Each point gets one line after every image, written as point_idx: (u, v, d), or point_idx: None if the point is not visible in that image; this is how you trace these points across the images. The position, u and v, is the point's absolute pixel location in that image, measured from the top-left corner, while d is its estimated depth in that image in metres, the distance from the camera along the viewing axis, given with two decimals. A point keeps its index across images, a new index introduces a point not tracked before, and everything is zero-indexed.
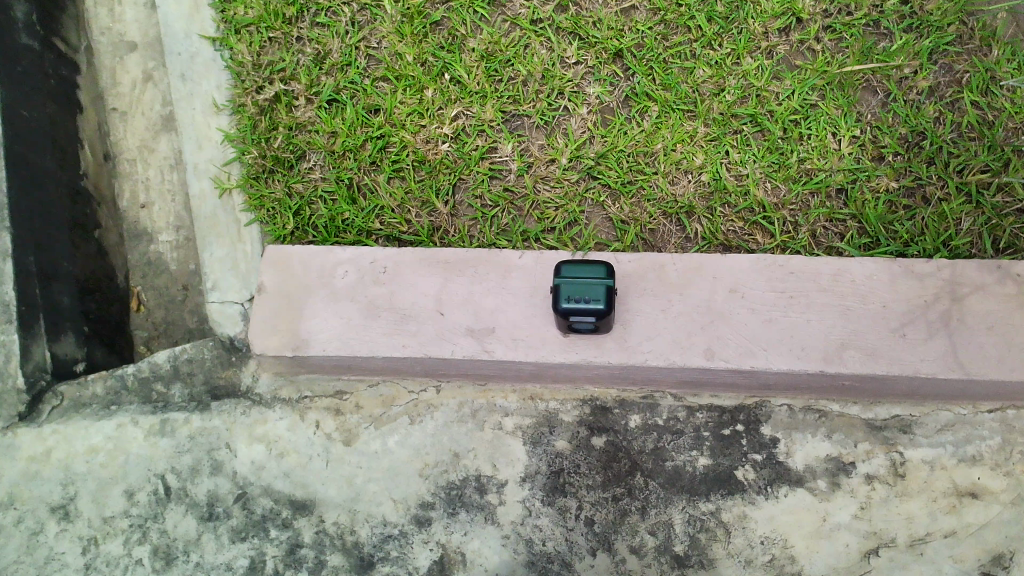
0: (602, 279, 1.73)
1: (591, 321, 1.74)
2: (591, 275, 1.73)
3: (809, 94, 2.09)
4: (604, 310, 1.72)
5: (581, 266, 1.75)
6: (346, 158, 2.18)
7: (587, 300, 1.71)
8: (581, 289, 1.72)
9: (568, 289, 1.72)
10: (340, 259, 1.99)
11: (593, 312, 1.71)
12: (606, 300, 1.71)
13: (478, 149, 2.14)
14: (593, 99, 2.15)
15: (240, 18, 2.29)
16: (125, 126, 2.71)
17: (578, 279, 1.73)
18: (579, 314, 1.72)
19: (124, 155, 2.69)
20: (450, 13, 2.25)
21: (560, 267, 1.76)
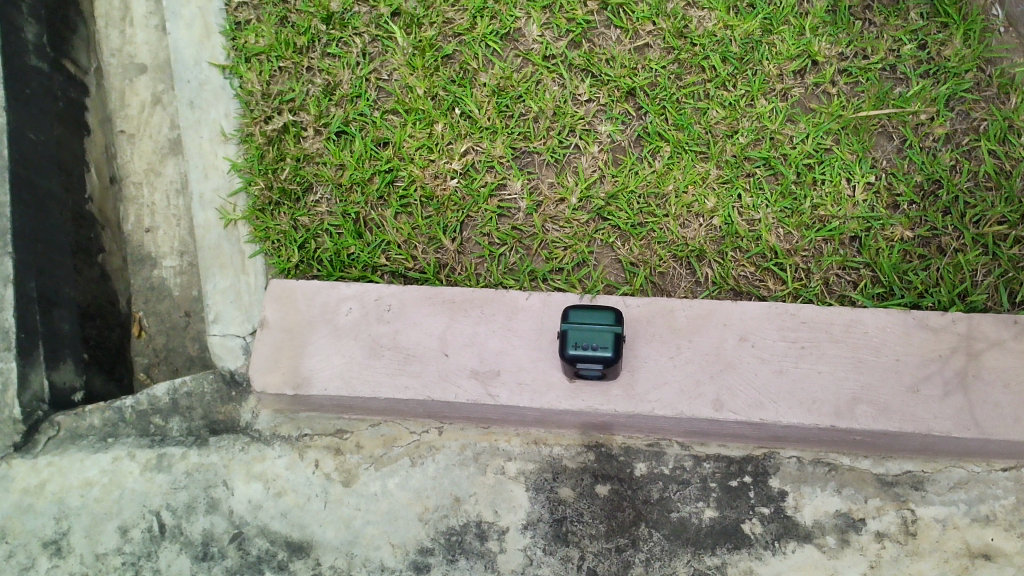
0: (612, 325, 1.71)
1: (599, 369, 1.71)
2: (602, 321, 1.71)
3: (823, 138, 2.06)
4: (614, 359, 1.69)
5: (591, 312, 1.72)
6: (353, 192, 2.15)
7: (597, 348, 1.69)
8: (591, 336, 1.69)
9: (576, 335, 1.70)
10: (345, 295, 1.97)
11: (602, 360, 1.69)
12: (616, 349, 1.69)
13: (487, 186, 2.10)
14: (604, 137, 2.12)
15: (251, 46, 2.28)
16: (132, 150, 2.70)
17: (587, 326, 1.70)
18: (587, 363, 1.70)
19: (130, 180, 2.67)
20: (461, 47, 2.23)
21: (568, 311, 1.73)
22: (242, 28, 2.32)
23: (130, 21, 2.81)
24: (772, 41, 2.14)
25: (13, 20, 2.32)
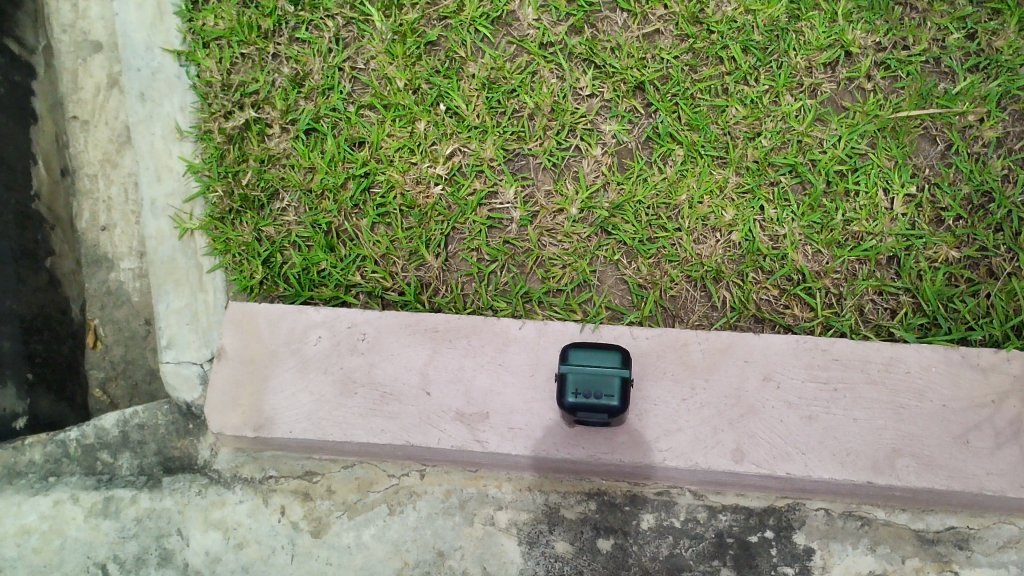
0: (620, 368, 1.48)
1: (604, 418, 1.48)
2: (608, 363, 1.48)
3: (858, 142, 1.81)
4: (621, 408, 1.46)
5: (595, 351, 1.49)
6: (324, 199, 1.89)
7: (601, 395, 1.46)
8: (594, 381, 1.47)
9: (577, 380, 1.47)
10: (314, 321, 1.73)
11: (607, 410, 1.46)
12: (624, 396, 1.46)
13: (476, 193, 1.86)
14: (609, 138, 1.87)
15: (210, 29, 2.00)
16: (84, 139, 2.43)
17: (590, 369, 1.47)
18: (590, 411, 1.47)
19: (86, 171, 2.42)
20: (447, 32, 1.96)
21: (568, 351, 1.50)
22: (200, 7, 2.03)
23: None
24: (800, 29, 1.87)
25: None
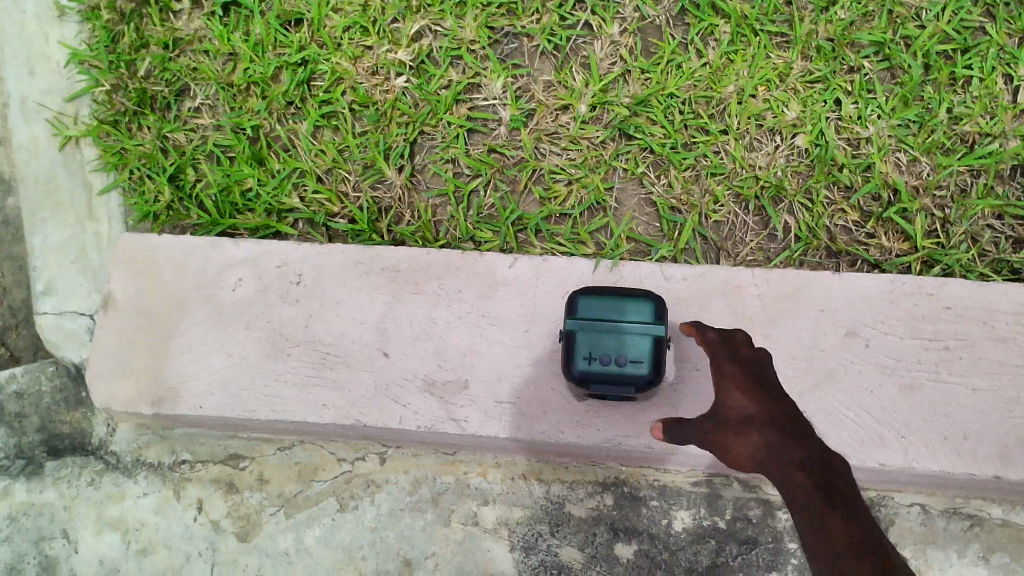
0: (650, 322, 1.03)
1: (629, 391, 1.05)
2: (633, 314, 1.04)
3: (970, 11, 1.33)
4: (653, 378, 1.03)
5: (614, 297, 1.05)
6: (250, 95, 1.42)
7: (624, 361, 1.02)
8: (613, 340, 1.03)
9: (589, 340, 1.03)
10: (233, 259, 1.28)
11: (633, 381, 1.03)
12: (657, 362, 1.03)
13: (451, 86, 1.38)
14: (630, 12, 1.38)
15: None
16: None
17: (607, 323, 1.03)
18: (608, 383, 1.04)
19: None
20: None
21: (576, 297, 1.06)
22: None
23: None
24: None
25: None
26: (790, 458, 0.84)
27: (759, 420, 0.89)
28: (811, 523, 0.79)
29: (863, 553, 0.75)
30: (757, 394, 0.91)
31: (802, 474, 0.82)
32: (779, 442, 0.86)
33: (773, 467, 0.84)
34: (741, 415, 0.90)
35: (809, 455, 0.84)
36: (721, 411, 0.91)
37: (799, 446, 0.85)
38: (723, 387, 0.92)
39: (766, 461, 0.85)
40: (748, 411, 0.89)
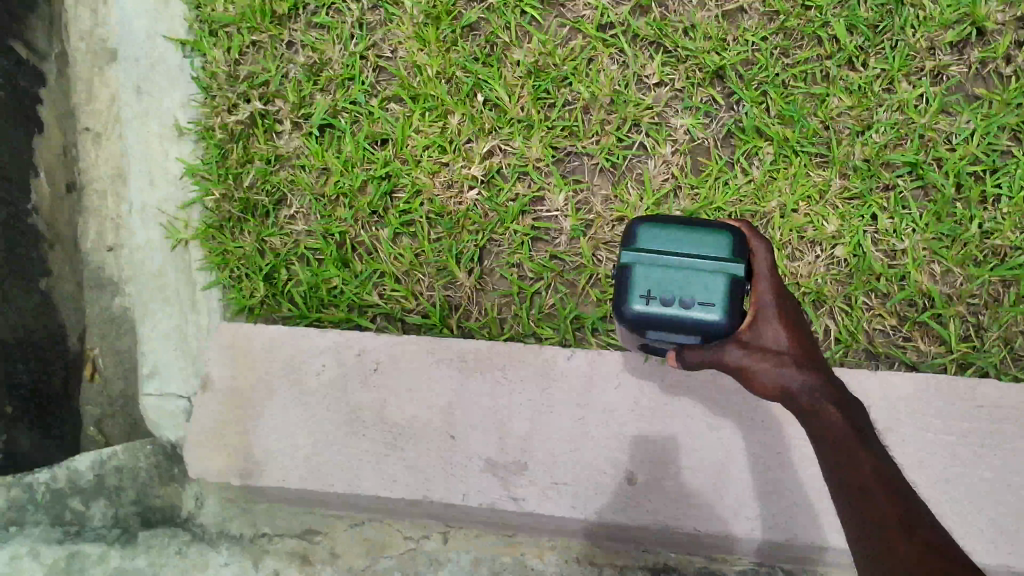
0: (724, 261, 1.01)
1: (692, 337, 1.02)
2: (694, 246, 1.03)
3: (996, 137, 1.46)
4: (718, 321, 1.00)
5: (676, 227, 1.04)
6: (338, 205, 1.60)
7: (692, 302, 1.00)
8: (674, 275, 1.01)
9: (645, 270, 1.02)
10: (319, 347, 1.41)
11: (694, 322, 1.00)
12: (723, 303, 0.99)
13: (517, 199, 1.54)
14: (681, 134, 1.54)
15: (216, 14, 1.71)
16: (92, 86, 1.74)
17: (666, 255, 1.02)
18: (666, 325, 1.02)
19: (84, 123, 1.73)
20: (488, 13, 1.64)
21: (652, 233, 1.04)
22: None
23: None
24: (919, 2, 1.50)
25: None
26: (816, 390, 1.00)
27: (792, 356, 1.02)
28: (846, 460, 0.97)
29: (893, 491, 0.94)
30: (792, 331, 1.04)
31: (833, 410, 0.99)
32: (809, 380, 1.01)
33: (801, 399, 1.00)
34: (777, 349, 1.02)
35: (829, 389, 1.01)
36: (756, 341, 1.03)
37: (821, 381, 1.01)
38: (762, 322, 1.03)
39: (790, 394, 1.01)
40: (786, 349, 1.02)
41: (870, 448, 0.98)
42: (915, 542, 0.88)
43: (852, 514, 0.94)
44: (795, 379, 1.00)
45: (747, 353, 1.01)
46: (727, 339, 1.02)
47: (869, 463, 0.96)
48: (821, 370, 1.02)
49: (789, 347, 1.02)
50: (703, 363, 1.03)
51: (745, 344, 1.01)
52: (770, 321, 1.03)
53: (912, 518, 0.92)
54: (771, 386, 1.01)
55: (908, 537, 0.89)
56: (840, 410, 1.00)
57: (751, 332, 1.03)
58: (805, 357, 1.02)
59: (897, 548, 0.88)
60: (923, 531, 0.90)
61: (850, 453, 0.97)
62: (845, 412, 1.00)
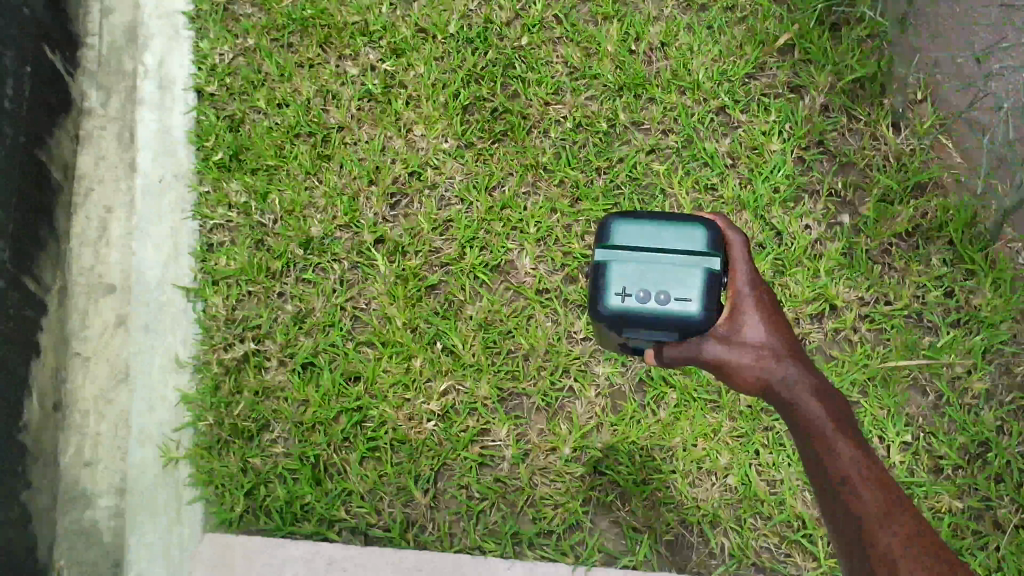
0: (698, 253, 1.27)
1: (670, 334, 1.30)
2: (669, 242, 1.28)
3: (849, 390, 1.84)
4: (694, 314, 1.26)
5: (650, 222, 1.29)
6: (315, 431, 1.90)
7: (668, 294, 1.26)
8: (651, 270, 1.27)
9: (623, 268, 1.27)
10: (292, 556, 1.77)
11: (672, 314, 1.26)
12: (699, 297, 1.25)
13: (468, 430, 1.86)
14: (602, 379, 1.89)
15: (220, 268, 2.06)
16: (85, 317, 2.05)
17: (642, 251, 1.28)
18: (642, 318, 1.27)
19: (75, 349, 2.01)
20: (448, 277, 2.03)
21: (630, 227, 1.29)
22: (215, 249, 2.11)
23: (85, 139, 2.21)
24: (785, 282, 1.94)
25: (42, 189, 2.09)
26: (796, 381, 1.33)
27: (773, 351, 1.34)
28: (826, 449, 1.30)
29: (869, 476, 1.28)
30: (771, 326, 1.36)
31: (814, 400, 1.32)
32: (789, 375, 1.33)
33: (782, 390, 1.34)
34: (762, 348, 1.34)
35: (809, 379, 1.34)
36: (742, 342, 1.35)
37: (801, 373, 1.34)
38: (742, 321, 1.35)
39: (771, 385, 1.34)
40: (765, 346, 1.34)
41: (845, 428, 1.32)
42: (882, 517, 1.25)
43: (831, 489, 1.29)
44: (779, 373, 1.33)
45: (728, 348, 1.33)
46: (711, 339, 1.33)
47: (845, 447, 1.29)
48: (796, 361, 1.35)
49: (768, 340, 1.35)
50: (693, 360, 1.34)
51: (725, 341, 1.34)
52: (749, 318, 1.36)
53: (882, 498, 1.26)
54: (758, 375, 1.34)
55: (881, 516, 1.25)
56: (817, 394, 1.33)
57: (734, 333, 1.35)
58: (782, 348, 1.35)
59: (873, 527, 1.24)
60: (890, 507, 1.26)
61: (830, 437, 1.30)
62: (821, 399, 1.33)
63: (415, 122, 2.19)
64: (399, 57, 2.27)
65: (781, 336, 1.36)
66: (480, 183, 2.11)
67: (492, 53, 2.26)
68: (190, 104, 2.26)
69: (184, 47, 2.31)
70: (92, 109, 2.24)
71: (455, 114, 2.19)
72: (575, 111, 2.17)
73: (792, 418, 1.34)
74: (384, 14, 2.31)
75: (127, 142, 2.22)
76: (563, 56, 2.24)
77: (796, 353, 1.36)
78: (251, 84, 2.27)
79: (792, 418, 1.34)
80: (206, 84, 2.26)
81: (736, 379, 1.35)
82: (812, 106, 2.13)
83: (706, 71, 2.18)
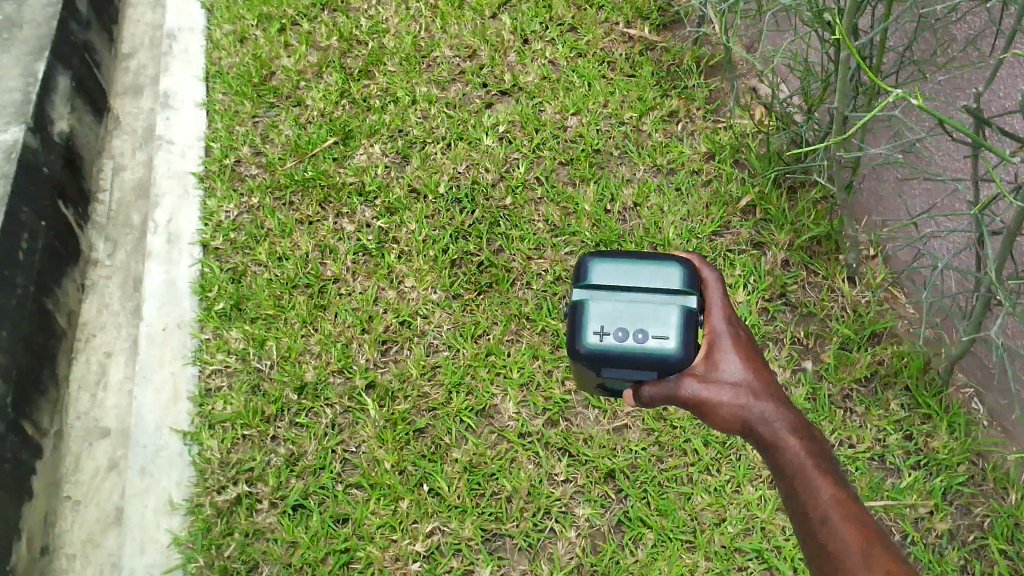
0: (675, 291, 1.36)
1: (648, 371, 1.36)
2: (647, 280, 1.38)
3: None
4: (672, 351, 1.33)
5: (629, 261, 1.39)
6: (302, 572, 1.95)
7: (647, 332, 1.33)
8: (629, 308, 1.34)
9: (602, 306, 1.35)
10: None
11: (651, 351, 1.33)
12: (677, 335, 1.33)
13: (452, 570, 1.92)
14: (582, 521, 1.98)
15: (217, 412, 2.15)
16: (79, 458, 2.20)
17: (620, 288, 1.37)
18: (620, 354, 1.34)
19: (66, 492, 2.15)
20: (435, 420, 2.13)
21: (607, 266, 1.39)
22: (212, 393, 2.20)
23: (91, 287, 2.50)
24: None
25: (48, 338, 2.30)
26: (772, 418, 1.39)
27: (749, 387, 1.42)
28: (804, 484, 1.36)
29: (846, 506, 1.33)
30: (745, 364, 1.45)
31: (791, 437, 1.38)
32: (767, 411, 1.40)
33: (759, 425, 1.39)
34: (739, 385, 1.42)
35: (785, 415, 1.40)
36: (718, 380, 1.43)
37: (777, 409, 1.40)
38: (718, 361, 1.45)
39: (750, 420, 1.40)
40: (741, 384, 1.42)
41: (820, 464, 1.38)
42: (859, 545, 1.29)
43: (810, 518, 1.34)
44: (756, 409, 1.40)
45: (703, 388, 1.39)
46: (690, 377, 1.41)
47: (820, 481, 1.36)
48: (772, 398, 1.42)
49: (744, 379, 1.43)
50: (673, 399, 1.40)
51: (704, 379, 1.41)
52: (725, 358, 1.45)
53: (859, 527, 1.31)
54: (735, 411, 1.40)
55: (857, 542, 1.30)
56: (793, 431, 1.39)
57: (711, 374, 1.43)
58: (756, 385, 1.42)
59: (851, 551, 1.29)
60: (865, 535, 1.31)
61: (807, 472, 1.37)
62: (797, 435, 1.39)
63: (406, 274, 2.35)
64: (393, 215, 2.46)
65: (757, 375, 1.44)
66: (466, 331, 2.24)
67: (478, 212, 2.46)
68: (196, 256, 2.41)
69: (192, 204, 2.51)
70: (99, 260, 2.54)
71: (444, 267, 2.35)
72: (555, 265, 2.35)
73: (772, 455, 1.40)
74: (378, 176, 2.54)
75: (130, 291, 2.49)
76: (544, 214, 2.44)
77: (772, 391, 1.43)
78: (254, 238, 2.44)
79: (771, 455, 1.40)
80: (211, 238, 2.43)
81: (716, 416, 1.41)
82: (774, 261, 2.31)
83: (675, 229, 2.37)
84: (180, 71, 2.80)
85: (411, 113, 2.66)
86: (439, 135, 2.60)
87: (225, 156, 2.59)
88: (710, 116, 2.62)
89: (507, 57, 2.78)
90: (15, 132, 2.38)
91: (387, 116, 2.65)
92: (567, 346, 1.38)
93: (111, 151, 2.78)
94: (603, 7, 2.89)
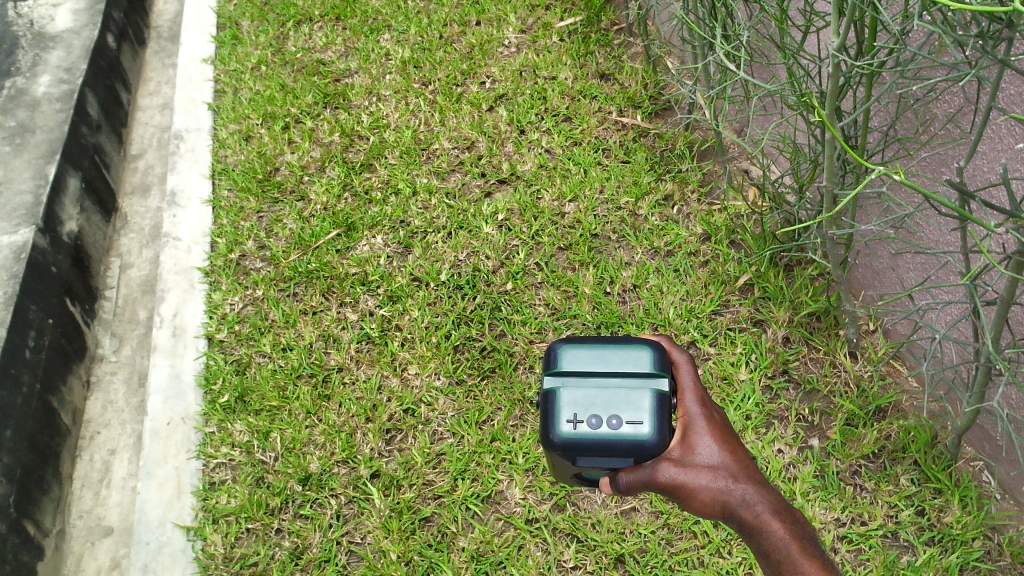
0: (647, 375, 1.41)
1: (624, 458, 1.41)
2: (617, 364, 1.42)
3: None
4: (646, 436, 1.38)
5: (598, 346, 1.43)
6: None
7: (620, 420, 1.38)
8: (601, 397, 1.40)
9: (575, 394, 1.40)
10: None
11: (625, 438, 1.38)
12: (650, 419, 1.38)
13: None
14: None
15: (220, 506, 2.13)
16: (81, 558, 2.17)
17: (592, 374, 1.42)
18: (595, 441, 1.39)
19: None
20: (440, 508, 2.11)
21: (576, 352, 1.43)
22: (216, 486, 2.19)
23: (96, 383, 2.51)
24: None
25: (53, 435, 2.30)
26: (753, 501, 1.40)
27: (728, 470, 1.42)
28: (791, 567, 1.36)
29: None
30: (722, 445, 1.44)
31: (774, 520, 1.39)
32: (747, 494, 1.40)
33: (741, 509, 1.40)
34: (717, 468, 1.42)
35: (767, 497, 1.41)
36: (696, 465, 1.42)
37: (757, 491, 1.41)
38: (694, 444, 1.44)
39: (730, 504, 1.40)
40: (719, 467, 1.42)
41: (807, 544, 1.38)
42: None
43: None
44: (736, 493, 1.40)
45: (680, 472, 1.41)
46: (667, 461, 1.42)
47: (807, 561, 1.36)
48: (752, 480, 1.42)
49: (722, 461, 1.42)
50: (650, 484, 1.42)
51: (680, 463, 1.42)
52: (700, 440, 1.44)
53: None
54: (715, 496, 1.40)
55: None
56: (775, 513, 1.39)
57: (687, 457, 1.43)
58: (734, 466, 1.42)
59: None
60: None
61: (794, 557, 1.36)
62: (780, 517, 1.39)
63: (409, 361, 2.36)
64: (395, 303, 2.49)
65: (734, 455, 1.44)
66: (470, 417, 2.24)
67: (480, 298, 2.48)
68: (200, 349, 2.43)
69: (197, 298, 2.55)
70: (104, 357, 2.57)
71: (447, 353, 2.37)
72: None
73: (757, 539, 1.40)
74: (381, 266, 2.58)
75: (134, 386, 2.50)
76: (545, 298, 2.47)
77: (751, 471, 1.43)
78: (258, 330, 2.46)
79: (755, 538, 1.40)
80: (216, 331, 2.46)
81: (695, 501, 1.42)
82: (774, 338, 2.33)
83: (675, 309, 2.40)
84: (186, 170, 2.88)
85: (412, 204, 2.71)
86: (440, 224, 2.66)
87: (230, 251, 2.64)
88: (705, 198, 2.68)
89: (504, 147, 2.86)
90: (25, 233, 2.45)
91: (389, 208, 2.71)
92: (543, 434, 1.43)
93: (117, 250, 2.83)
94: (596, 97, 2.99)
